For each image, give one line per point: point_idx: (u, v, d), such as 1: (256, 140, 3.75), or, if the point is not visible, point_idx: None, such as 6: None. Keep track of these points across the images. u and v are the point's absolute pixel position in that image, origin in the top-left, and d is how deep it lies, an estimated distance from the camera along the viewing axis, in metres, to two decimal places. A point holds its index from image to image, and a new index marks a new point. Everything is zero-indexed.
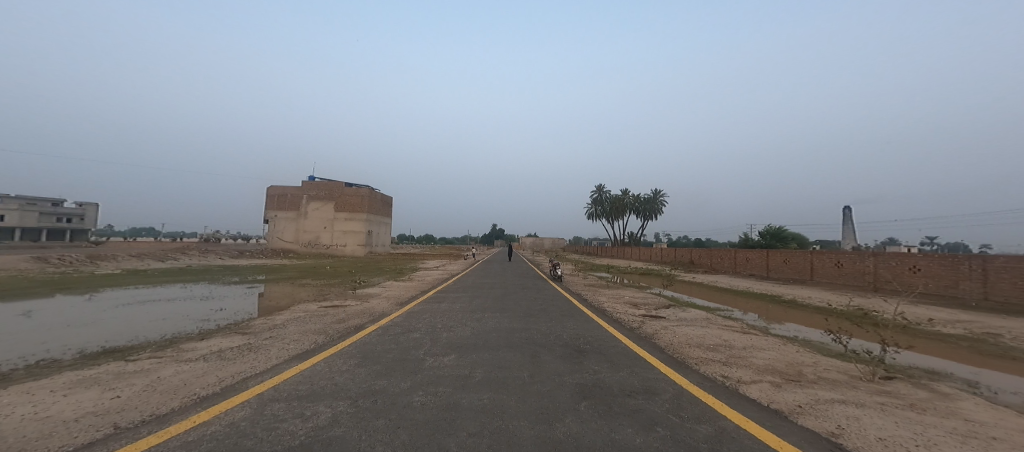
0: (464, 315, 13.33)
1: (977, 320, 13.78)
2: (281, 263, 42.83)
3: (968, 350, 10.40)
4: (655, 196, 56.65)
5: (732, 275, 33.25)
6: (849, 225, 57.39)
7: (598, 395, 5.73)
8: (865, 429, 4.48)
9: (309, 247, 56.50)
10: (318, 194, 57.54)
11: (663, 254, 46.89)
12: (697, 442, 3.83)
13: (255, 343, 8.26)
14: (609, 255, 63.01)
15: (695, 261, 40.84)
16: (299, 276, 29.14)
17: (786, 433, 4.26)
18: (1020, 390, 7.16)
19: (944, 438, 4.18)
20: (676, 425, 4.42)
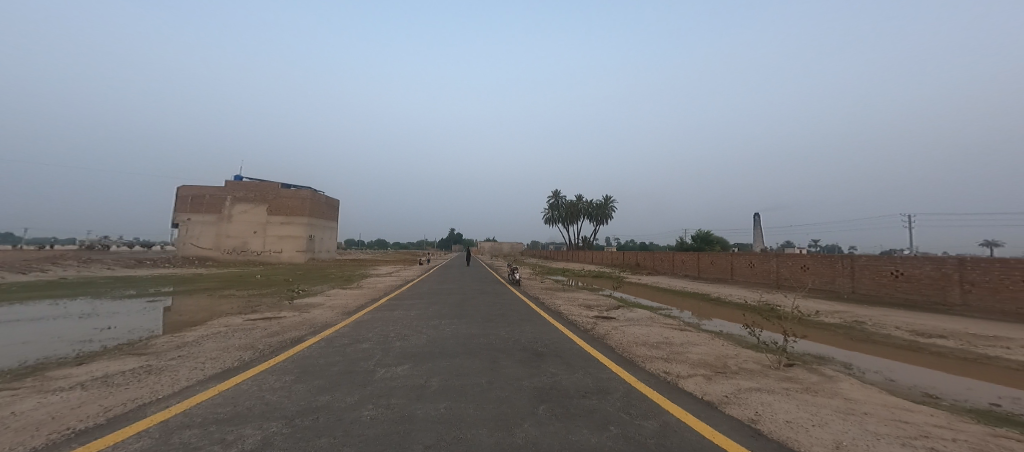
0: (420, 322, 12.40)
1: (849, 310, 16.02)
2: (196, 272, 37.26)
3: (845, 336, 12.00)
4: (605, 202, 59.20)
5: (670, 276, 35.67)
6: (761, 230, 64.86)
7: (554, 397, 5.49)
8: (776, 413, 4.76)
9: (235, 255, 49.84)
10: (247, 195, 51.28)
11: (613, 257, 48.82)
12: (644, 438, 3.73)
13: (157, 364, 6.70)
14: (563, 259, 64.58)
15: (640, 263, 43.16)
16: (220, 286, 25.49)
17: (718, 423, 4.36)
18: (880, 368, 8.31)
19: (831, 416, 4.59)
20: (624, 422, 4.32)
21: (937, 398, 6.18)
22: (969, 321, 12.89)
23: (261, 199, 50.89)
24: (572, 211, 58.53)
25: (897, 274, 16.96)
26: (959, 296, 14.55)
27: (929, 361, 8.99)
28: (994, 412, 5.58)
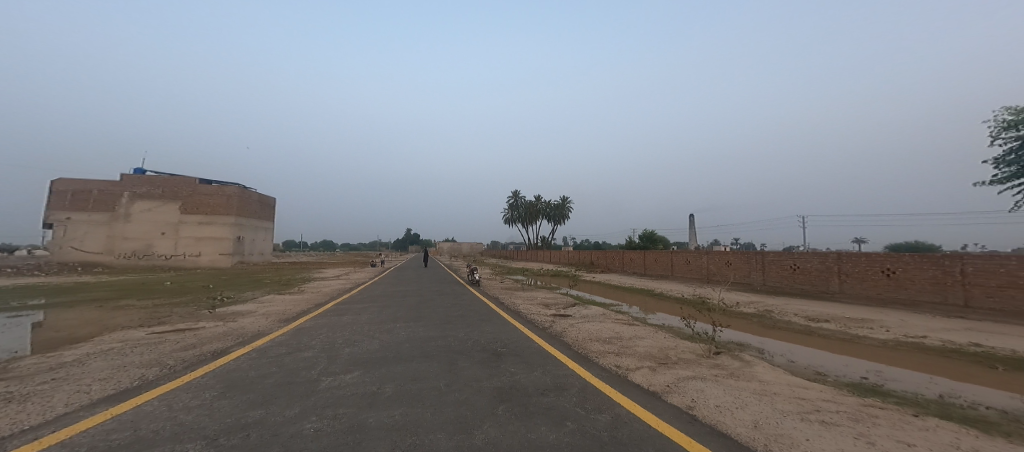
0: (373, 327, 11.22)
1: (758, 299, 15.38)
2: (89, 281, 31.06)
3: (755, 321, 12.37)
4: (563, 202, 60.17)
5: (621, 273, 36.90)
6: (700, 230, 70.27)
7: (514, 397, 5.04)
8: (709, 399, 4.78)
9: (135, 259, 42.03)
10: (148, 191, 43.39)
11: (570, 256, 49.60)
12: (598, 432, 3.45)
13: (21, 392, 4.87)
14: (523, 259, 64.60)
15: (595, 262, 44.26)
16: (120, 296, 21.37)
17: (661, 411, 4.25)
18: (785, 351, 8.79)
19: (748, 397, 4.79)
20: (579, 417, 4.00)
21: (825, 375, 6.77)
22: (852, 306, 12.13)
23: (174, 196, 44.01)
24: (531, 211, 58.85)
25: (793, 267, 15.69)
26: (836, 285, 13.84)
27: (822, 340, 9.50)
28: (881, 389, 6.06)
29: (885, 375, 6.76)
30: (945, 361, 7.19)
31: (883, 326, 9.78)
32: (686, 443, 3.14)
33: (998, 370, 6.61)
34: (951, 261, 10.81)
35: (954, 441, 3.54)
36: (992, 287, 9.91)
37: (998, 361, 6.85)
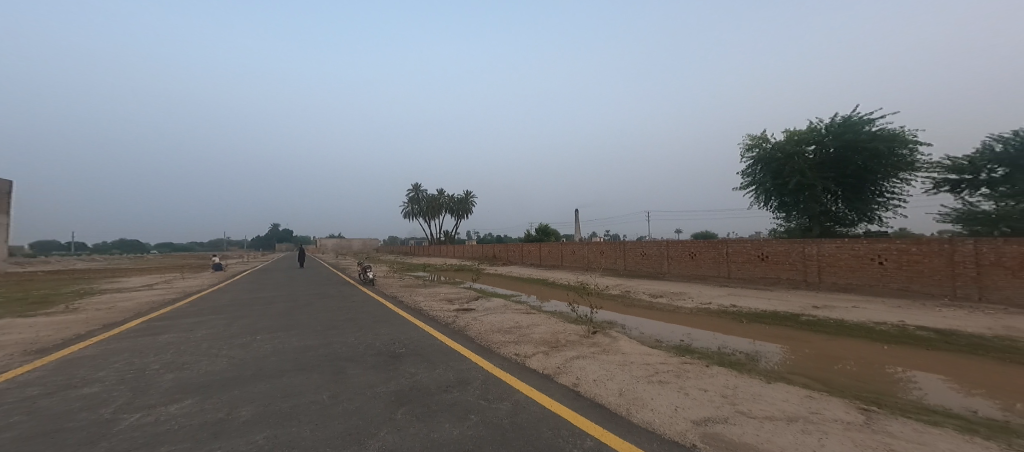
0: (193, 325, 8.52)
1: (622, 281, 17.23)
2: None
3: (619, 300, 13.23)
4: (464, 196, 59.96)
5: (519, 265, 38.05)
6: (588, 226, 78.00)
7: (412, 397, 3.46)
8: (573, 363, 4.97)
9: None
10: None
11: (472, 251, 49.34)
12: (501, 419, 2.85)
13: None
14: (424, 255, 61.91)
15: (496, 255, 44.70)
16: None
17: (536, 383, 4.17)
18: (639, 325, 8.93)
19: (600, 357, 5.28)
20: (478, 407, 3.21)
21: (662, 343, 7.06)
22: (672, 283, 14.83)
23: None
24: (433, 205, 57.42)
25: (643, 254, 18.36)
26: (668, 267, 16.59)
27: (650, 311, 10.93)
28: (693, 347, 6.71)
29: (694, 336, 7.61)
30: (723, 319, 8.95)
31: (691, 296, 12.23)
32: (576, 420, 2.86)
33: (739, 321, 8.51)
34: (722, 245, 14.10)
35: (728, 383, 4.39)
36: (743, 261, 13.38)
37: (738, 314, 9.14)
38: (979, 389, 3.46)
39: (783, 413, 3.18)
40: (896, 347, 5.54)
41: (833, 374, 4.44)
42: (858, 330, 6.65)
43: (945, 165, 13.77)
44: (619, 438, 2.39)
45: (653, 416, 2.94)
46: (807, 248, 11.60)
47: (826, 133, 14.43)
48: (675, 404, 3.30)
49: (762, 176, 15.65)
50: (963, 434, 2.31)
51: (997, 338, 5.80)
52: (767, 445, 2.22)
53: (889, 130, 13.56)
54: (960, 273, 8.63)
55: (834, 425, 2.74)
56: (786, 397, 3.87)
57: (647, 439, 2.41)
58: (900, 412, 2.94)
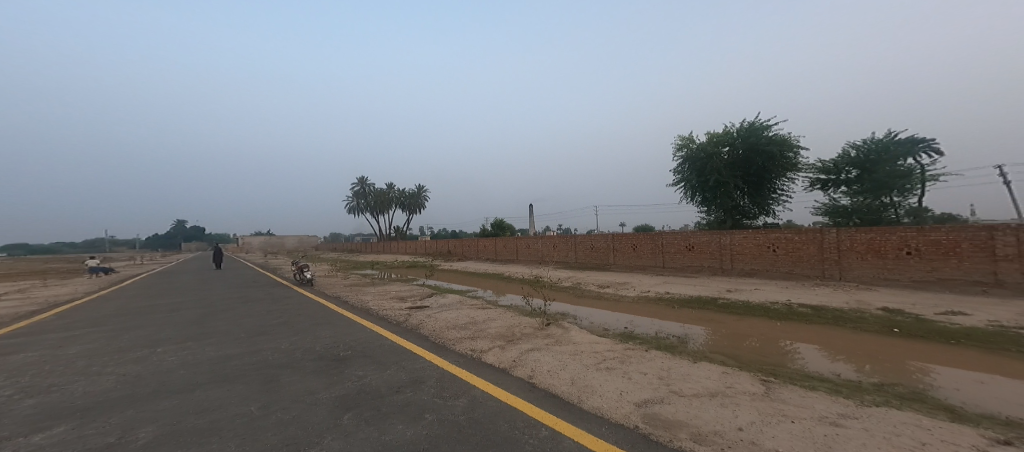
0: (76, 331, 7.14)
1: (573, 273, 17.67)
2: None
3: (571, 292, 13.39)
4: (417, 191, 58.46)
5: (474, 260, 37.54)
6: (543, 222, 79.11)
7: (357, 402, 2.51)
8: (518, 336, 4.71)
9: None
10: None
11: (426, 247, 47.87)
12: (459, 413, 2.40)
13: None
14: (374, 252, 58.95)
15: (452, 251, 43.73)
16: None
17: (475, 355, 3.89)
18: (590, 315, 9.14)
19: (540, 332, 5.14)
20: (434, 405, 2.53)
21: (611, 329, 7.34)
22: (618, 274, 15.55)
23: None
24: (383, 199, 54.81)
25: (593, 247, 19.08)
26: (615, 259, 17.42)
27: (598, 302, 11.24)
28: (635, 334, 6.87)
29: (637, 323, 7.88)
30: (659, 306, 9.58)
31: (633, 285, 12.96)
32: (530, 408, 2.55)
33: (670, 307, 9.21)
34: (657, 237, 15.14)
35: (663, 365, 4.52)
36: (677, 252, 14.39)
37: (672, 300, 9.85)
38: (846, 355, 4.08)
39: (709, 390, 3.37)
40: (785, 322, 6.39)
41: (742, 350, 4.98)
42: (760, 310, 7.51)
43: (817, 167, 16.04)
44: (573, 426, 2.22)
45: (597, 400, 2.77)
46: (722, 239, 12.91)
47: (735, 135, 16.01)
48: (615, 386, 3.21)
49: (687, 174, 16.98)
50: (835, 394, 2.66)
51: (856, 309, 6.99)
52: (699, 426, 2.26)
53: (782, 135, 15.41)
54: (829, 257, 10.40)
55: (746, 398, 2.98)
56: (709, 375, 4.16)
57: (596, 425, 2.28)
58: (788, 380, 3.34)
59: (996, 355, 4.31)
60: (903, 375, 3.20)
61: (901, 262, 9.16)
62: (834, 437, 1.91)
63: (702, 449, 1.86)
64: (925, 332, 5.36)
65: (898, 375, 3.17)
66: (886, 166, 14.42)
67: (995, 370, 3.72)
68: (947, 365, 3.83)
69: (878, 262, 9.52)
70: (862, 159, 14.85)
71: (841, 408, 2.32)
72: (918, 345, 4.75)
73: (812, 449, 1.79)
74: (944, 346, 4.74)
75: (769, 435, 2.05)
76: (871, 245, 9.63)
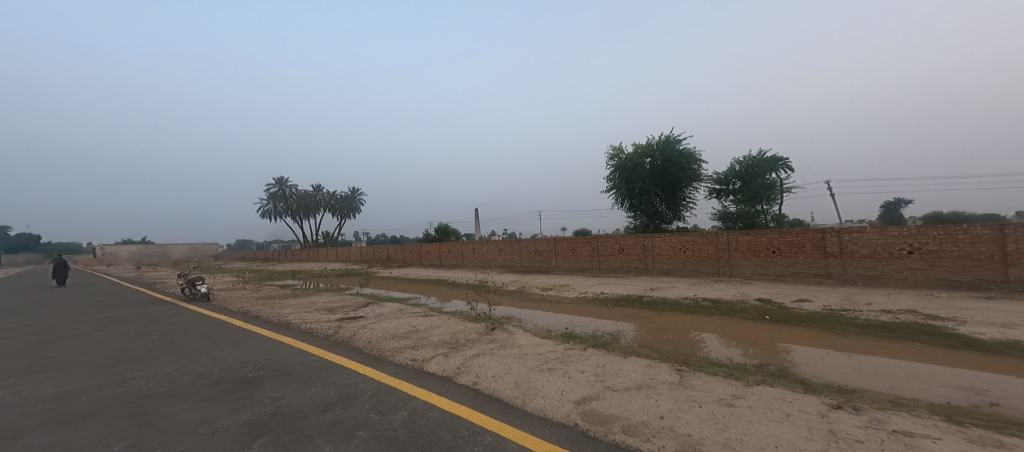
0: None
1: (518, 277, 17.87)
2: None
3: (515, 295, 13.54)
4: (352, 193, 54.91)
5: (416, 265, 36.16)
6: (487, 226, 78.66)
7: (273, 430, 2.19)
8: (462, 344, 4.66)
9: None
10: None
11: (362, 253, 44.98)
12: (396, 426, 2.19)
13: None
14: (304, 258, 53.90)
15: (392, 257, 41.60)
16: None
17: (417, 363, 3.73)
18: (533, 317, 9.32)
19: (487, 339, 5.12)
20: (365, 418, 2.28)
21: (553, 330, 7.58)
22: (560, 277, 16.08)
23: None
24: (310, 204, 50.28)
25: (536, 251, 19.50)
26: (558, 262, 17.99)
27: (541, 304, 11.53)
28: (574, 333, 7.20)
29: (576, 323, 8.25)
30: (597, 306, 10.05)
31: (574, 287, 13.48)
32: (475, 414, 2.43)
33: (607, 306, 9.73)
34: (593, 241, 15.99)
35: (598, 362, 4.81)
36: (613, 253, 15.29)
37: (606, 299, 10.49)
38: (748, 342, 4.68)
39: (641, 384, 3.60)
40: (694, 315, 7.17)
41: (664, 342, 5.46)
42: (675, 305, 8.33)
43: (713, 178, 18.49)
44: (517, 429, 2.17)
45: (538, 399, 2.80)
46: (647, 242, 14.05)
47: (654, 147, 17.62)
48: (555, 386, 3.25)
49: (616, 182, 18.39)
50: (739, 376, 3.01)
51: (738, 300, 8.20)
52: (627, 418, 2.42)
53: (690, 148, 17.33)
54: (722, 256, 12.04)
55: (666, 388, 3.26)
56: (638, 368, 4.49)
57: (538, 426, 2.28)
58: (696, 367, 3.75)
59: (840, 334, 5.30)
60: (786, 356, 3.75)
61: (769, 259, 11.13)
62: (736, 417, 2.15)
63: (632, 440, 1.99)
64: (798, 317, 6.36)
65: (779, 357, 3.72)
66: (763, 179, 17.18)
67: (839, 346, 4.55)
68: (806, 345, 4.61)
69: (755, 259, 11.36)
70: (744, 172, 17.29)
71: (733, 390, 2.66)
72: (787, 329, 5.66)
73: (721, 430, 1.99)
74: (803, 328, 5.71)
75: (687, 421, 2.25)
76: (750, 245, 11.46)
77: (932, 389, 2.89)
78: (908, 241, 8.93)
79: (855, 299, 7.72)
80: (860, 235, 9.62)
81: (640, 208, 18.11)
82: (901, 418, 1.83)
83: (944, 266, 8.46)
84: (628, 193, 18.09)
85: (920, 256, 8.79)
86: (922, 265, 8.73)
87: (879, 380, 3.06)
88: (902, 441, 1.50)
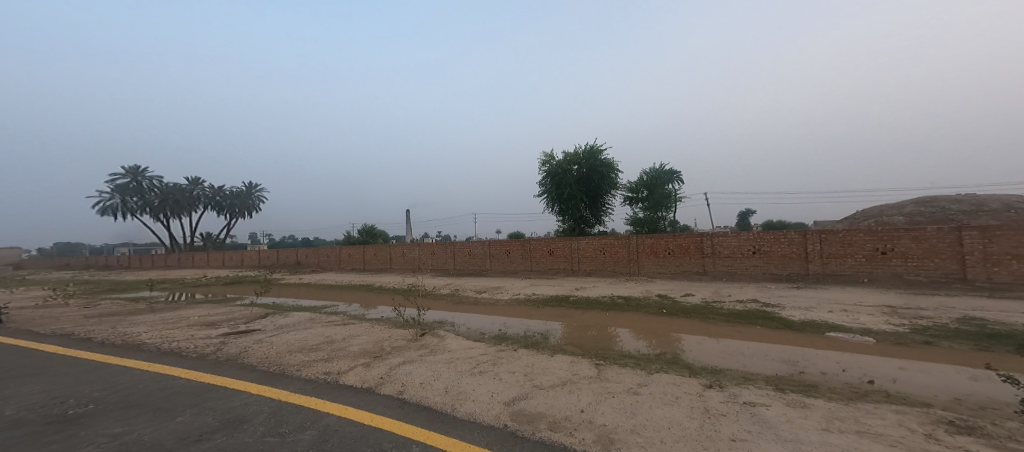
0: None
1: (450, 281, 17.50)
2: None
3: (448, 299, 13.21)
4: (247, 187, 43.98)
5: None
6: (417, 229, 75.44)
7: None
8: (388, 352, 4.42)
9: None
10: None
11: None
12: (298, 447, 1.98)
13: None
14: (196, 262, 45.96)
15: None
16: None
17: (334, 376, 3.44)
18: (466, 321, 9.24)
19: (416, 346, 4.94)
20: (258, 445, 2.01)
21: (486, 333, 7.59)
22: (494, 279, 16.17)
23: None
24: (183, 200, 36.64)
25: (471, 253, 19.36)
26: (493, 265, 18.08)
27: (475, 307, 11.43)
28: (506, 334, 7.34)
29: (509, 324, 8.38)
30: (527, 307, 10.29)
31: (507, 289, 13.65)
32: (392, 424, 2.32)
33: (538, 306, 10.03)
34: (526, 243, 16.46)
35: (527, 361, 4.96)
36: (545, 254, 15.84)
37: (536, 301, 10.82)
38: (656, 334, 5.21)
39: (566, 379, 3.79)
40: (611, 312, 7.76)
41: (588, 339, 5.84)
42: (596, 303, 8.93)
43: (626, 186, 20.36)
44: (443, 437, 2.12)
45: (468, 404, 2.78)
46: (573, 244, 14.87)
47: (580, 156, 18.79)
48: (484, 388, 3.25)
49: (547, 188, 19.28)
50: (646, 365, 3.35)
51: (644, 296, 9.15)
52: (553, 414, 2.52)
53: (611, 159, 18.87)
54: (633, 258, 13.26)
55: (586, 382, 3.47)
56: (564, 365, 4.73)
57: (466, 431, 2.25)
58: (612, 360, 4.07)
59: (726, 322, 6.19)
60: (682, 344, 4.29)
61: (667, 260, 12.54)
62: (642, 403, 2.39)
63: (556, 436, 2.08)
64: (695, 309, 7.27)
65: (676, 346, 4.23)
66: (667, 189, 19.44)
67: (714, 333, 5.31)
68: (694, 333, 5.29)
69: (657, 260, 12.71)
70: (650, 182, 19.36)
71: (640, 379, 2.93)
72: (679, 320, 6.42)
73: (629, 418, 2.19)
74: (690, 319, 6.53)
75: (604, 411, 2.43)
76: (653, 247, 12.80)
77: (772, 364, 3.52)
78: (753, 244, 11.05)
79: (742, 291, 9.05)
80: (725, 239, 11.43)
81: (569, 212, 19.11)
82: (749, 391, 2.20)
83: (774, 263, 10.75)
84: (557, 198, 18.99)
85: (761, 256, 10.96)
86: (761, 262, 10.95)
87: (753, 360, 3.65)
88: (749, 411, 1.81)
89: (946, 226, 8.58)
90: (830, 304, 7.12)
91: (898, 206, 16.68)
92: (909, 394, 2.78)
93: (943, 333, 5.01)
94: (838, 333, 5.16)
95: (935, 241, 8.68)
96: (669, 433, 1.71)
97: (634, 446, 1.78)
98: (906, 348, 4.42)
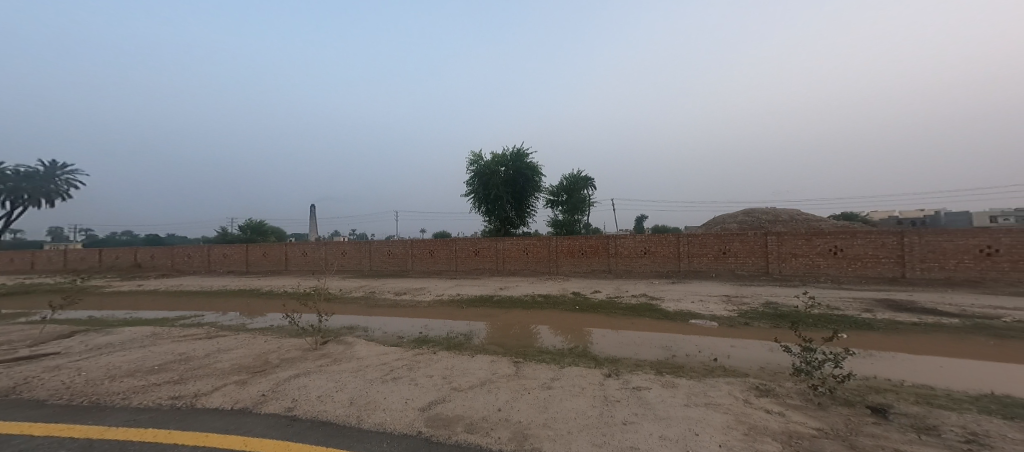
0: None
1: (364, 282, 16.25)
2: None
3: (360, 303, 12.23)
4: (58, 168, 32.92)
5: None
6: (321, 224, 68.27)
7: None
8: (279, 366, 3.92)
9: None
10: None
11: None
12: None
13: None
14: None
15: None
16: None
17: (207, 400, 2.93)
18: (383, 324, 8.71)
19: (320, 356, 4.48)
20: None
21: (404, 336, 7.25)
22: (415, 280, 15.59)
23: None
24: None
25: (390, 253, 18.32)
26: (415, 265, 17.41)
27: (393, 310, 10.78)
28: (428, 337, 7.12)
29: (430, 326, 8.13)
30: (444, 309, 10.06)
31: (430, 290, 13.24)
32: (271, 446, 2.07)
33: (460, 307, 9.93)
34: (451, 243, 16.20)
35: (446, 364, 4.85)
36: (470, 253, 15.78)
37: (460, 301, 10.67)
38: (565, 330, 5.54)
39: (483, 379, 3.81)
40: (531, 310, 8.03)
41: (507, 337, 5.97)
42: (516, 302, 9.14)
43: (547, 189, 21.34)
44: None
45: (379, 413, 2.63)
46: (498, 245, 15.11)
47: (507, 158, 19.19)
48: (395, 394, 3.11)
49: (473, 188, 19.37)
50: (555, 360, 3.54)
51: (561, 294, 9.71)
52: (470, 416, 2.51)
53: (535, 163, 19.61)
54: (553, 258, 13.96)
55: (504, 380, 3.54)
56: (481, 365, 4.75)
57: (373, 443, 2.12)
58: (530, 357, 4.22)
59: (622, 316, 6.84)
60: (589, 339, 4.62)
61: (581, 259, 13.46)
62: (551, 396, 2.52)
63: (472, 437, 2.07)
64: (603, 305, 7.92)
65: (585, 340, 4.55)
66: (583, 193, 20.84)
67: (616, 326, 5.85)
68: (600, 327, 5.75)
69: (573, 259, 13.57)
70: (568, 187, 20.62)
71: (553, 373, 3.09)
72: (588, 315, 6.93)
73: (539, 412, 2.29)
74: (597, 314, 7.07)
75: (517, 408, 2.50)
76: (569, 248, 13.62)
77: (653, 350, 4.01)
78: (644, 246, 12.45)
79: (641, 287, 10.14)
80: (626, 241, 12.70)
81: (495, 212, 19.38)
82: (638, 376, 2.48)
83: (657, 261, 12.25)
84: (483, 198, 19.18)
85: (651, 256, 12.36)
86: (649, 261, 12.39)
87: (643, 348, 4.11)
88: (636, 395, 2.03)
89: (758, 232, 10.88)
90: (692, 295, 8.42)
91: (732, 215, 20.25)
92: (739, 366, 3.41)
93: (780, 316, 6.28)
94: (698, 320, 6.09)
95: (752, 243, 10.93)
96: (575, 422, 1.83)
97: (545, 439, 1.85)
98: (736, 329, 5.43)
